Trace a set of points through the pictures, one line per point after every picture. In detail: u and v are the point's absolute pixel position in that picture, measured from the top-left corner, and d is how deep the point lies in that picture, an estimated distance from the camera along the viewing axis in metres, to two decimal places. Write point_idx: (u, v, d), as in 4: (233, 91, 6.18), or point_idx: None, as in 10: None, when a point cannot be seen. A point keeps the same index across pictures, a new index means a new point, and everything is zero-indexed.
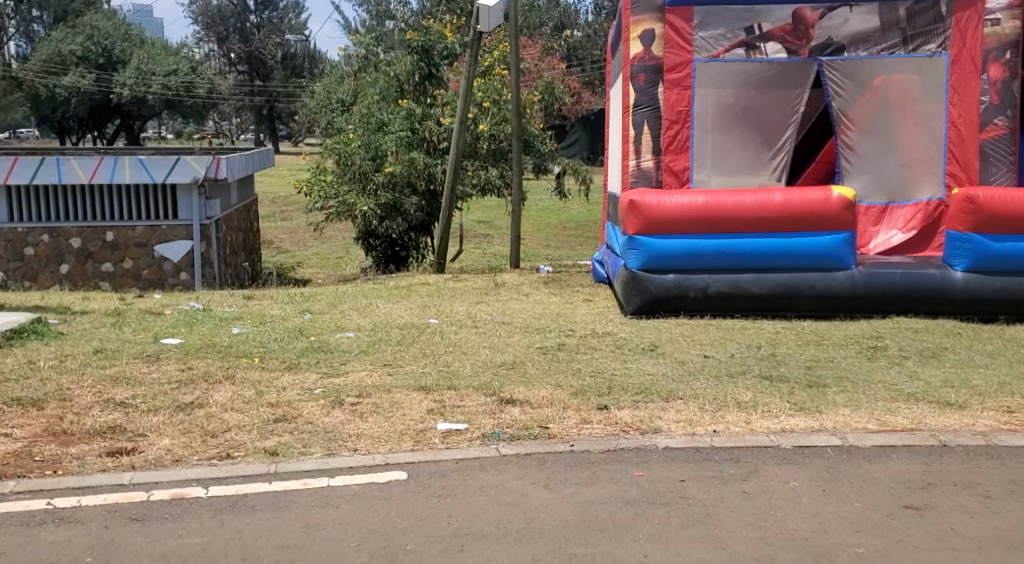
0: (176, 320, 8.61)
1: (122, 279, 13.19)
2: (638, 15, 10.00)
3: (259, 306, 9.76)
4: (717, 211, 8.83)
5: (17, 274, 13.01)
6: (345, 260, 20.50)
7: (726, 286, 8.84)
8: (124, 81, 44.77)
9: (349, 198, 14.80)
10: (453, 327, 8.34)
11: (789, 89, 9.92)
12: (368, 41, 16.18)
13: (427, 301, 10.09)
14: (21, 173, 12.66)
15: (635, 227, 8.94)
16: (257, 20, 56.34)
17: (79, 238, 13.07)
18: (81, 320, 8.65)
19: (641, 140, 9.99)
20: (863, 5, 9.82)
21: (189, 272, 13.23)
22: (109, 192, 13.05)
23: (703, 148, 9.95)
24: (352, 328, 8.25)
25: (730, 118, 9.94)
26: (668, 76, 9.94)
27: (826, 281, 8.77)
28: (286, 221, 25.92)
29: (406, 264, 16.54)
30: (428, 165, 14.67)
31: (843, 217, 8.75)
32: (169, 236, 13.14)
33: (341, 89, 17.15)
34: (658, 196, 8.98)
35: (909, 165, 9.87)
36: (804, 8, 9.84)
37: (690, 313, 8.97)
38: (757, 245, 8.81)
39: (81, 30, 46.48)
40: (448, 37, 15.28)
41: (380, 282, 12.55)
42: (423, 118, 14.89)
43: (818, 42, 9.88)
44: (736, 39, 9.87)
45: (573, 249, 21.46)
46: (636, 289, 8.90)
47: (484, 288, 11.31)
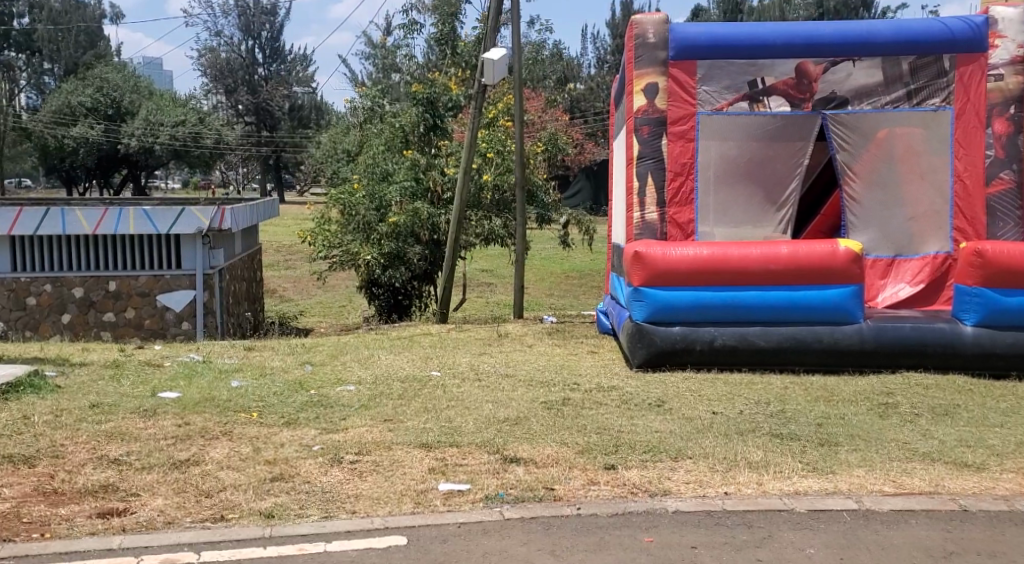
0: (175, 372, 8.48)
1: (123, 329, 13.10)
2: (641, 68, 9.92)
3: (259, 357, 9.65)
4: (723, 263, 8.75)
5: (18, 323, 12.90)
6: (348, 309, 20.44)
7: (732, 339, 8.73)
8: (132, 132, 45.25)
9: (353, 248, 14.91)
10: (456, 380, 8.20)
11: (793, 142, 9.92)
12: (374, 93, 16.15)
13: (429, 353, 9.96)
14: (25, 224, 12.65)
15: (640, 278, 8.85)
16: (265, 72, 56.95)
17: (81, 288, 12.99)
18: (79, 373, 8.53)
19: (645, 192, 9.90)
20: (867, 60, 9.83)
21: (191, 323, 13.15)
22: (112, 242, 13.03)
23: (707, 200, 9.90)
24: (353, 380, 8.13)
25: (734, 170, 9.92)
26: (672, 129, 9.93)
27: (834, 335, 8.67)
28: (290, 270, 25.93)
29: (409, 313, 16.45)
30: (431, 215, 14.68)
31: (851, 270, 8.65)
32: (172, 285, 13.10)
33: (347, 140, 17.25)
34: (664, 248, 8.90)
35: (915, 219, 9.81)
36: (808, 62, 9.87)
37: (696, 367, 8.85)
38: (764, 298, 8.71)
39: (91, 83, 47.31)
40: (453, 89, 15.31)
41: (382, 332, 12.45)
42: (427, 168, 14.98)
43: (822, 95, 9.88)
44: (740, 92, 9.90)
45: (576, 299, 21.40)
46: (642, 342, 8.79)
47: (487, 339, 11.19)
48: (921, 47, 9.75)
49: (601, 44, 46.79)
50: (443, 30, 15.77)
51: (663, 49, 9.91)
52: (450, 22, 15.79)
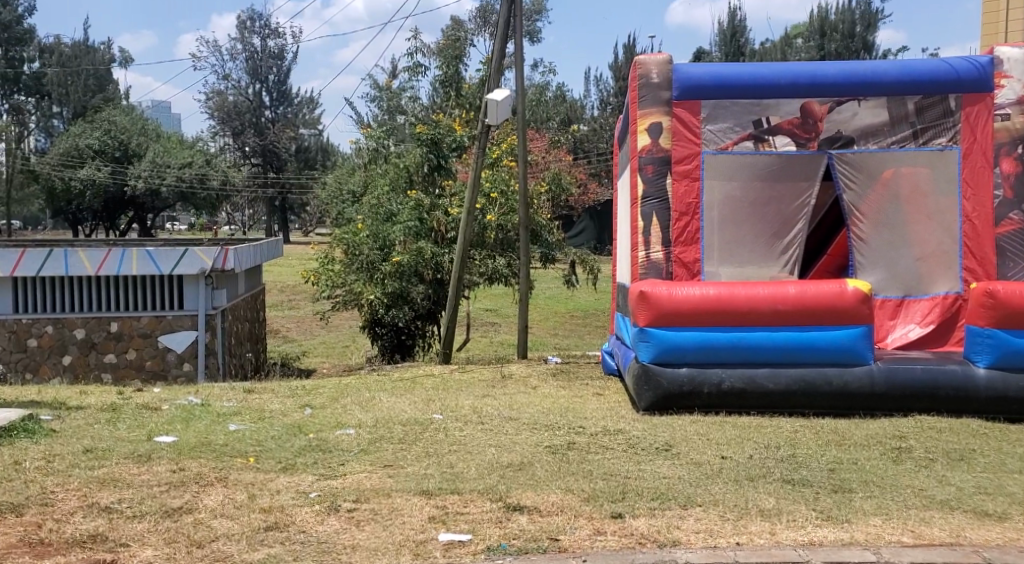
0: (172, 416, 8.32)
1: (124, 371, 12.96)
2: (644, 108, 9.89)
3: (259, 400, 9.49)
4: (730, 303, 8.62)
5: (18, 365, 12.76)
6: (352, 349, 20.30)
7: (740, 381, 8.58)
8: (139, 173, 45.50)
9: (357, 287, 14.85)
10: (458, 423, 8.04)
11: (798, 182, 9.86)
12: (378, 133, 16.07)
13: (431, 395, 9.80)
14: (28, 266, 12.60)
15: (646, 318, 8.73)
16: (272, 115, 57.37)
17: (83, 329, 12.87)
18: (76, 417, 8.37)
19: (650, 231, 9.83)
20: (872, 99, 9.79)
21: (192, 364, 13.01)
22: (115, 283, 12.95)
23: (712, 240, 9.80)
24: (352, 424, 7.97)
25: (739, 210, 9.84)
26: (677, 168, 9.87)
27: (844, 377, 8.50)
28: (293, 310, 25.85)
29: (412, 353, 16.32)
30: (435, 255, 14.57)
31: (860, 310, 8.51)
32: (175, 326, 13.01)
33: (353, 181, 17.25)
34: (669, 288, 8.78)
35: (924, 259, 9.68)
36: (813, 102, 9.82)
37: (704, 410, 8.68)
38: (771, 338, 8.57)
39: (99, 125, 47.67)
40: (457, 130, 15.13)
41: (384, 373, 12.29)
42: (431, 209, 14.89)
43: (827, 135, 9.83)
44: (744, 132, 9.85)
45: (581, 339, 21.24)
46: (648, 384, 8.63)
47: (490, 380, 11.02)
48: (926, 87, 9.72)
49: (604, 86, 47.16)
50: (447, 72, 16.00)
51: (667, 89, 9.89)
52: (455, 64, 15.97)
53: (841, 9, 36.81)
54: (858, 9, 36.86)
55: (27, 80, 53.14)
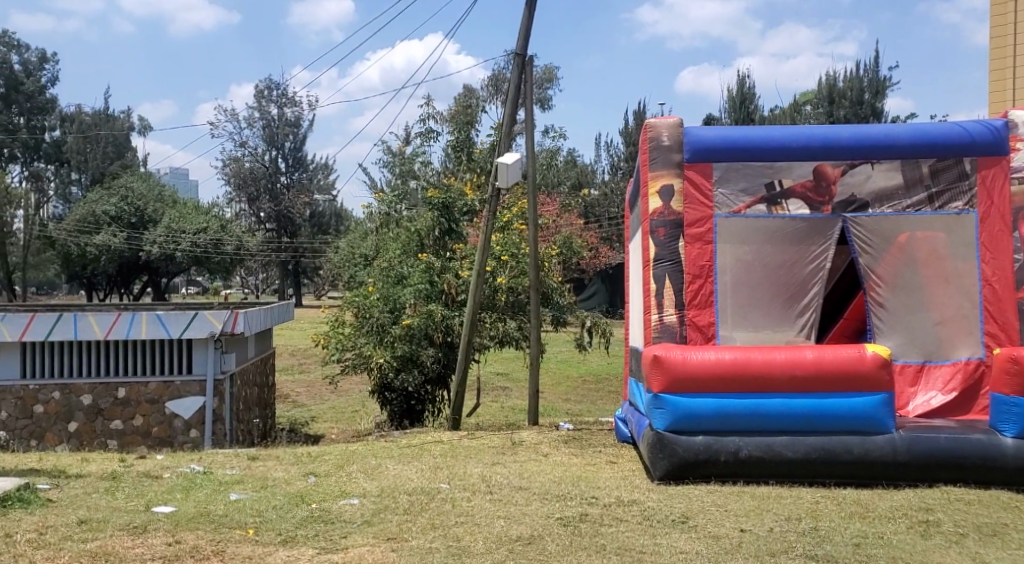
0: (172, 485, 8.08)
1: (130, 437, 12.75)
2: (655, 171, 9.82)
3: (263, 468, 9.25)
4: (745, 369, 8.39)
5: (24, 432, 12.57)
6: (361, 414, 20.03)
7: (757, 449, 8.33)
8: (154, 239, 45.88)
9: (366, 350, 14.63)
10: (466, 493, 7.78)
11: (813, 245, 9.70)
12: (390, 198, 16.15)
13: (440, 463, 9.54)
14: (37, 329, 12.49)
15: (659, 384, 8.51)
16: (287, 181, 58.08)
17: (90, 395, 12.71)
18: (74, 485, 8.15)
19: (663, 294, 9.67)
20: (885, 162, 9.69)
21: (199, 429, 12.84)
22: (123, 347, 12.80)
23: (726, 303, 9.62)
24: (357, 493, 7.72)
25: (753, 274, 9.68)
26: (689, 231, 9.75)
27: (865, 445, 8.23)
28: (303, 374, 25.67)
29: (421, 418, 16.07)
30: (446, 317, 14.44)
31: (881, 377, 8.25)
32: (182, 391, 12.84)
33: (364, 244, 17.17)
34: (684, 352, 8.57)
35: (944, 323, 9.47)
36: (825, 164, 9.72)
37: (721, 479, 8.42)
38: (789, 405, 8.33)
39: (116, 192, 48.28)
40: (468, 194, 15.31)
41: (391, 440, 12.03)
42: (442, 271, 14.71)
43: (841, 198, 9.71)
44: (757, 195, 9.74)
45: (593, 404, 20.93)
46: (664, 451, 8.40)
47: (500, 447, 10.75)
48: (941, 150, 9.60)
49: (615, 152, 47.55)
50: (458, 137, 16.09)
51: (678, 152, 9.82)
52: (466, 130, 16.10)
53: (849, 77, 37.15)
54: (866, 76, 37.20)
55: (48, 148, 54.05)
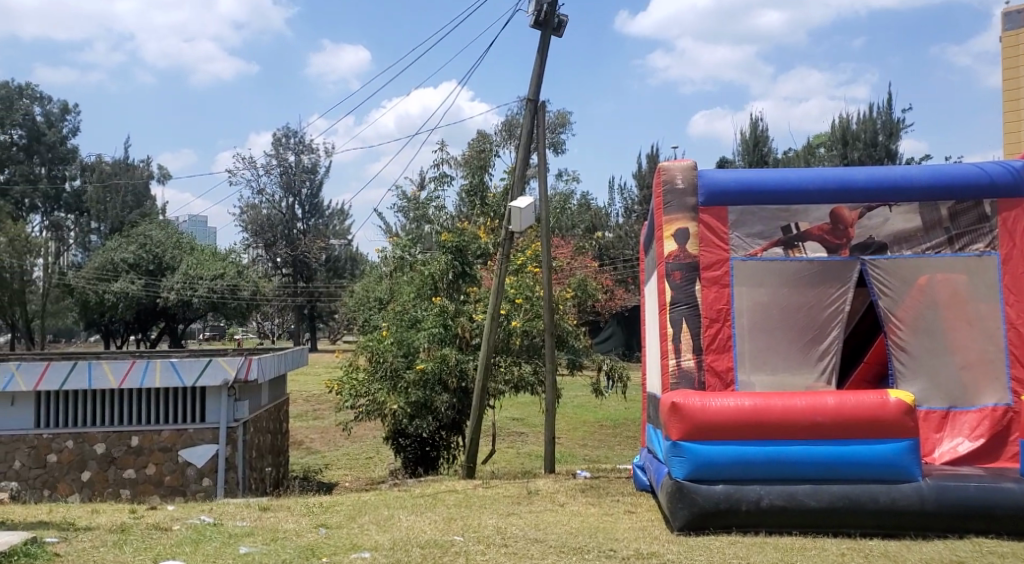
0: (181, 538, 7.92)
1: (143, 486, 12.60)
2: (670, 214, 9.73)
3: (274, 519, 9.08)
4: (766, 415, 8.21)
5: (36, 482, 12.44)
6: (375, 461, 19.82)
7: (780, 498, 8.10)
8: (172, 285, 46.15)
9: (380, 396, 14.50)
10: (480, 545, 7.59)
11: (832, 288, 9.54)
12: (404, 241, 15.96)
13: (453, 513, 9.34)
14: (52, 379, 12.39)
15: (678, 431, 8.33)
16: (303, 227, 58.49)
17: (103, 443, 12.60)
18: (82, 539, 8.01)
19: (680, 339, 9.51)
20: (903, 204, 9.56)
21: (212, 478, 12.66)
22: (137, 395, 12.75)
23: (744, 347, 9.46)
24: (368, 546, 7.54)
25: (771, 318, 9.53)
26: (705, 274, 9.62)
27: (892, 494, 7.99)
28: (318, 420, 25.53)
29: (436, 465, 15.87)
30: (460, 361, 14.33)
31: (905, 423, 8.04)
32: (195, 440, 12.72)
33: (378, 288, 17.01)
34: (702, 398, 8.40)
35: (968, 367, 9.27)
36: (842, 207, 9.61)
37: (743, 529, 8.18)
38: (811, 453, 8.12)
39: (134, 239, 48.72)
40: (482, 237, 15.31)
41: (405, 488, 11.84)
42: (455, 314, 14.64)
43: (858, 241, 9.58)
44: (773, 238, 9.64)
45: (610, 449, 20.64)
46: (683, 501, 8.19)
47: (516, 497, 10.54)
48: (959, 192, 9.48)
49: (629, 195, 47.63)
50: (472, 181, 16.10)
51: (693, 195, 9.73)
52: (480, 174, 16.10)
53: (863, 119, 37.17)
54: (880, 117, 37.20)
55: (68, 197, 54.73)
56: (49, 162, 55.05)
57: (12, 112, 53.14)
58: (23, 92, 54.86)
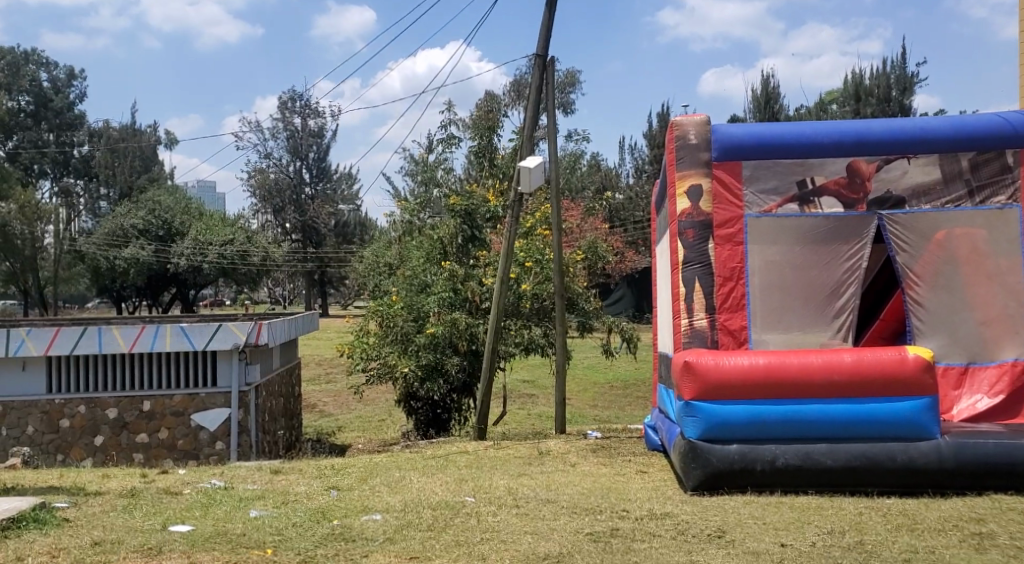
0: (191, 502, 7.87)
1: (156, 450, 12.61)
2: (682, 170, 9.52)
3: (285, 482, 9.03)
4: (781, 374, 8.07)
5: (49, 447, 12.44)
6: (387, 423, 19.83)
7: (795, 458, 7.99)
8: (182, 251, 46.21)
9: (391, 359, 14.42)
10: (492, 507, 7.51)
11: (848, 245, 9.33)
12: (412, 206, 15.84)
13: (464, 475, 9.27)
14: (61, 345, 12.34)
15: (692, 391, 8.20)
16: (312, 191, 58.24)
17: (115, 408, 12.58)
18: (92, 504, 7.97)
19: (693, 297, 9.35)
20: (922, 156, 9.31)
21: (225, 442, 12.66)
22: (148, 360, 12.70)
23: (759, 306, 9.28)
24: (379, 508, 7.48)
25: (786, 276, 9.34)
26: (718, 232, 9.43)
27: (909, 453, 7.85)
28: (330, 384, 25.58)
29: (448, 427, 15.84)
30: (470, 325, 14.12)
31: (923, 380, 7.90)
32: (207, 404, 12.70)
33: (387, 253, 16.89)
34: (716, 357, 8.27)
35: (987, 323, 9.10)
36: (859, 160, 9.36)
37: (757, 489, 8.10)
38: (827, 412, 7.99)
39: (143, 205, 48.67)
40: (492, 200, 14.99)
41: (417, 451, 11.79)
42: (465, 279, 14.55)
43: (876, 195, 9.34)
44: (788, 194, 9.42)
45: (622, 410, 20.60)
46: (697, 462, 8.10)
47: (527, 458, 10.47)
48: (980, 143, 9.23)
49: (639, 154, 47.20)
50: (480, 143, 15.76)
51: (706, 150, 9.51)
52: (488, 135, 15.75)
53: (876, 74, 36.56)
54: (894, 72, 36.58)
55: (76, 163, 54.61)
56: (56, 129, 54.86)
57: (19, 80, 52.87)
58: (28, 58, 54.52)
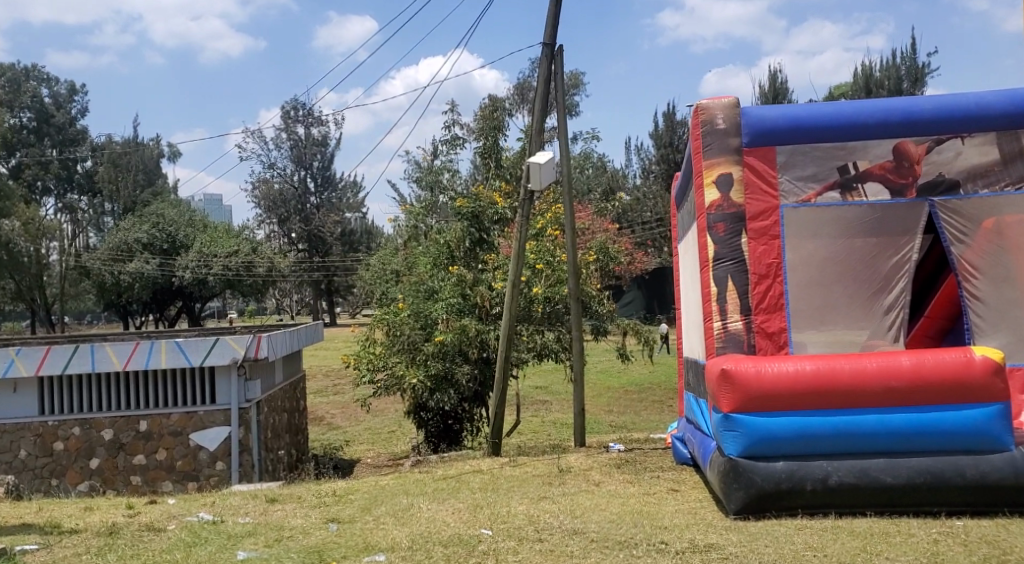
0: (174, 541, 7.01)
1: (155, 471, 11.74)
2: (711, 158, 8.60)
3: (281, 514, 8.14)
4: (832, 382, 7.17)
5: (43, 471, 11.61)
6: (397, 435, 19.01)
7: (850, 475, 7.12)
8: (186, 264, 45.50)
9: (398, 370, 13.53)
10: (511, 542, 6.63)
11: (895, 236, 8.48)
12: (417, 210, 15.02)
13: (479, 500, 8.37)
14: (53, 363, 11.50)
15: (731, 402, 7.30)
16: (317, 200, 57.66)
17: (111, 429, 11.72)
18: (64, 545, 7.12)
19: (726, 298, 8.42)
20: (978, 135, 8.38)
21: (225, 462, 11.79)
22: (143, 378, 11.84)
23: (799, 305, 8.41)
24: (385, 546, 6.62)
25: (828, 271, 8.48)
26: (752, 225, 8.52)
27: (980, 467, 7.00)
28: (337, 395, 24.78)
29: (459, 439, 15.01)
30: (481, 332, 13.24)
31: (993, 384, 7.00)
32: (206, 422, 11.84)
33: (393, 260, 16.04)
34: (756, 363, 7.38)
35: None
36: (907, 141, 8.45)
37: (809, 511, 7.23)
38: (886, 423, 7.11)
39: (147, 219, 47.94)
40: (499, 202, 14.15)
41: (426, 469, 10.92)
42: (474, 284, 13.61)
43: (926, 179, 8.46)
44: (828, 181, 8.54)
45: (637, 415, 19.75)
46: (738, 482, 7.23)
47: (547, 476, 9.59)
48: None
49: (646, 154, 46.34)
50: (485, 143, 14.95)
51: (736, 135, 8.59)
52: (494, 135, 14.93)
53: (886, 66, 35.71)
54: (904, 64, 35.79)
55: (80, 178, 53.76)
56: (59, 145, 54.15)
57: (19, 95, 52.32)
58: (29, 73, 53.75)
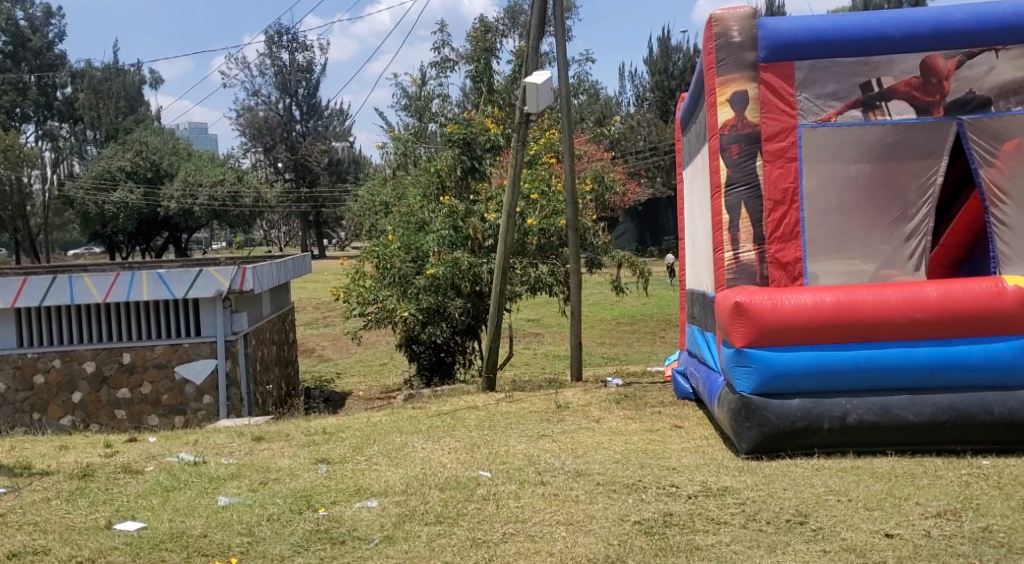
0: (152, 485, 6.56)
1: (140, 406, 11.28)
2: (724, 75, 8.01)
3: (268, 454, 7.67)
4: (854, 314, 6.70)
5: (24, 405, 11.14)
6: (388, 368, 18.64)
7: (870, 413, 6.70)
8: (171, 194, 44.59)
9: (388, 304, 13.06)
10: (512, 485, 6.20)
11: (920, 159, 7.93)
12: (407, 138, 14.50)
13: (476, 438, 7.94)
14: (30, 295, 10.91)
15: (743, 336, 6.83)
16: (302, 128, 56.38)
17: (93, 361, 11.21)
18: (35, 489, 6.66)
19: (738, 226, 7.90)
20: (1014, 49, 7.75)
21: (213, 396, 11.31)
22: (124, 310, 11.29)
23: (816, 233, 7.89)
24: (377, 490, 6.18)
25: (846, 196, 7.95)
26: (767, 147, 7.95)
27: (1008, 404, 6.59)
28: (326, 327, 24.36)
29: (452, 372, 14.60)
30: (473, 265, 12.58)
31: None
32: (191, 355, 11.31)
33: (383, 191, 15.42)
34: (772, 295, 6.89)
35: None
36: (936, 55, 7.86)
37: (825, 451, 6.84)
38: (910, 357, 6.66)
39: (130, 147, 46.76)
40: (491, 128, 13.39)
41: (420, 404, 10.50)
42: (466, 215, 12.97)
43: (955, 96, 7.89)
44: (849, 99, 7.97)
45: (631, 347, 19.41)
46: (751, 421, 6.79)
47: (545, 413, 9.17)
48: None
49: (639, 81, 45.34)
50: (477, 66, 14.09)
51: (752, 49, 7.97)
52: (485, 59, 14.09)
53: None
54: None
55: (59, 106, 52.15)
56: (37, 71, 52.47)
57: None
58: None
